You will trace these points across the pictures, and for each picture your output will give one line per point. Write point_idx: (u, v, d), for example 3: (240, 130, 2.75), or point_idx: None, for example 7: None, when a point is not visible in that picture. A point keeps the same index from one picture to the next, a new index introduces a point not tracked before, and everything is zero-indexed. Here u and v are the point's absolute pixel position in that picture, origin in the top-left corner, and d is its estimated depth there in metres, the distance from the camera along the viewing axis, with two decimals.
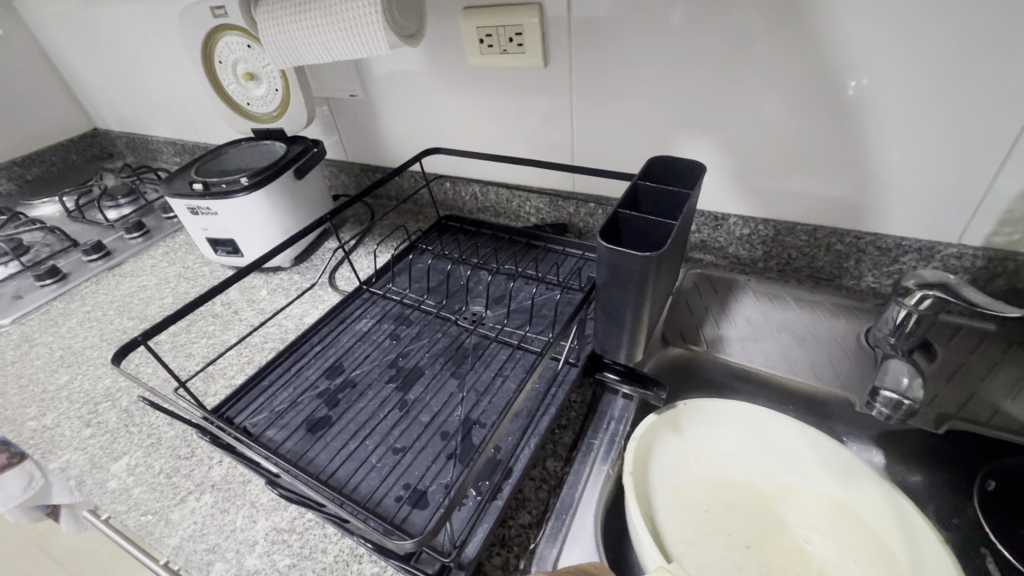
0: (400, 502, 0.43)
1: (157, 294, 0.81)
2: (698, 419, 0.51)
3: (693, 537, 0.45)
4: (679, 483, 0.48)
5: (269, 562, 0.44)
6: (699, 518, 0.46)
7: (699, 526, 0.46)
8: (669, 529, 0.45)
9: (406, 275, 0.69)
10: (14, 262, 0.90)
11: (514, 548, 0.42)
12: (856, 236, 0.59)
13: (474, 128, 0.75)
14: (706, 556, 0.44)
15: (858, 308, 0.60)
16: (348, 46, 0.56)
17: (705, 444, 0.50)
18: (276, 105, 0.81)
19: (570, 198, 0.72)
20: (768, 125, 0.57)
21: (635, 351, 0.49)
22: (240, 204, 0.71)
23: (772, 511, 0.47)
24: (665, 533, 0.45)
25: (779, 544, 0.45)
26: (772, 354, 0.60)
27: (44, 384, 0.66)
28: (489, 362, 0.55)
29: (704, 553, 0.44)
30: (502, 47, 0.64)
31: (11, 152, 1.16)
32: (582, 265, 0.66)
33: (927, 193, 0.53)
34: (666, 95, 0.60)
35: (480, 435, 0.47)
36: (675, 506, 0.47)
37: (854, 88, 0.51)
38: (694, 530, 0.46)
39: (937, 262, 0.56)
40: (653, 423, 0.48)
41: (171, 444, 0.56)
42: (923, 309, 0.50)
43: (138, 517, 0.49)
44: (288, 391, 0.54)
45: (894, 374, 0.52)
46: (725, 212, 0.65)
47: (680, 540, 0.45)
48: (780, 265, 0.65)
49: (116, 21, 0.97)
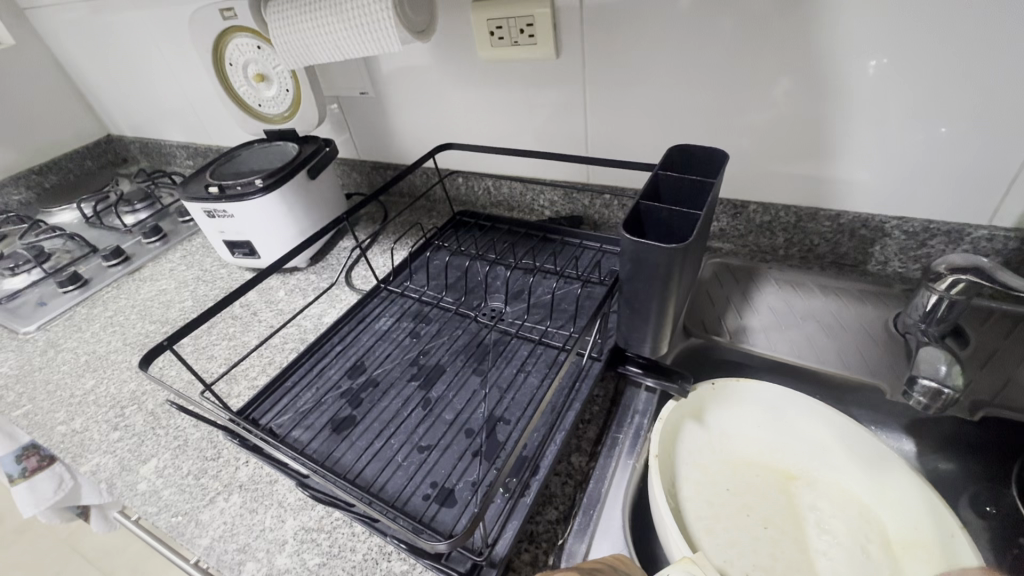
0: (428, 501, 0.43)
1: (177, 297, 0.82)
2: (722, 406, 0.51)
3: (720, 514, 0.45)
4: (703, 461, 0.48)
5: (299, 561, 0.45)
6: (723, 496, 0.46)
7: (724, 505, 0.45)
8: (691, 508, 0.45)
9: (423, 272, 0.68)
10: (36, 269, 0.91)
11: (543, 544, 0.42)
12: (881, 220, 0.58)
13: (487, 122, 0.74)
14: (729, 533, 0.44)
15: (887, 295, 0.59)
16: (360, 44, 0.56)
17: (729, 426, 0.50)
18: (288, 105, 0.81)
19: (585, 190, 0.71)
20: (788, 109, 0.56)
21: (660, 343, 0.49)
22: (256, 205, 0.72)
23: (795, 491, 0.46)
24: (688, 511, 0.45)
25: (811, 526, 0.44)
26: (798, 343, 0.59)
27: (72, 389, 0.68)
28: (510, 358, 0.55)
29: (727, 531, 0.44)
30: (513, 39, 0.63)
31: (28, 160, 1.18)
32: (601, 258, 0.65)
33: (957, 173, 0.52)
34: (682, 82, 0.59)
35: (504, 432, 0.47)
36: (700, 486, 0.46)
37: (874, 67, 0.50)
38: (721, 508, 0.45)
39: (966, 246, 0.55)
40: (675, 409, 0.48)
41: (197, 446, 0.57)
42: (955, 294, 0.50)
43: (169, 518, 0.50)
44: (311, 391, 0.54)
45: (930, 361, 0.51)
46: (744, 199, 0.64)
47: (706, 518, 0.44)
48: (802, 252, 0.64)
49: (126, 26, 0.97)
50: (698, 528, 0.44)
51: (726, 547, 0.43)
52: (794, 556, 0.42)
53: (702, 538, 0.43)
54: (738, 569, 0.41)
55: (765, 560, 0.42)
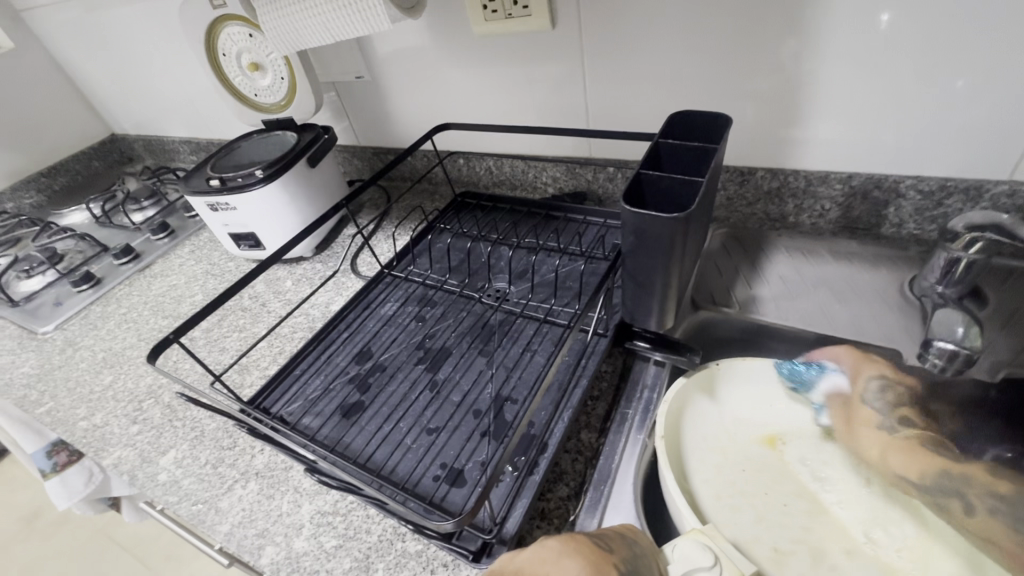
0: (437, 482, 0.43)
1: (187, 292, 0.83)
2: (734, 383, 0.49)
3: (744, 494, 0.44)
4: (721, 439, 0.47)
5: (317, 544, 0.46)
6: (745, 475, 0.45)
7: (746, 483, 0.44)
8: (712, 489, 0.44)
9: (426, 256, 0.68)
10: (51, 271, 0.92)
11: (554, 521, 0.42)
12: (896, 180, 0.55)
13: (484, 100, 0.73)
14: (754, 511, 0.42)
15: (901, 258, 0.58)
16: (349, 25, 0.55)
17: (745, 405, 0.49)
18: (284, 94, 0.80)
19: (587, 164, 0.69)
20: (793, 70, 0.53)
21: (666, 316, 0.48)
22: (257, 195, 0.71)
23: (829, 471, 0.44)
24: (708, 492, 0.44)
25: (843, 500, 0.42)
26: (809, 311, 0.58)
27: (91, 385, 0.69)
28: (516, 337, 0.54)
29: (751, 508, 0.43)
30: (507, 12, 0.62)
31: (37, 163, 1.19)
32: (605, 233, 0.65)
33: (979, 127, 0.49)
34: (683, 46, 0.57)
35: (512, 412, 0.47)
36: (721, 468, 0.45)
37: (886, 21, 0.47)
38: (745, 489, 0.44)
39: (985, 203, 0.52)
40: (683, 387, 0.47)
41: (214, 436, 0.58)
42: (974, 255, 0.49)
43: (190, 507, 0.51)
44: (320, 378, 0.55)
45: (946, 325, 0.51)
46: (751, 165, 0.62)
47: (728, 499, 0.43)
48: (812, 217, 0.62)
49: (121, 23, 0.97)
50: (719, 507, 0.43)
51: (751, 525, 0.42)
52: (825, 527, 0.41)
53: (725, 517, 0.42)
54: (765, 545, 0.40)
55: (793, 534, 0.41)
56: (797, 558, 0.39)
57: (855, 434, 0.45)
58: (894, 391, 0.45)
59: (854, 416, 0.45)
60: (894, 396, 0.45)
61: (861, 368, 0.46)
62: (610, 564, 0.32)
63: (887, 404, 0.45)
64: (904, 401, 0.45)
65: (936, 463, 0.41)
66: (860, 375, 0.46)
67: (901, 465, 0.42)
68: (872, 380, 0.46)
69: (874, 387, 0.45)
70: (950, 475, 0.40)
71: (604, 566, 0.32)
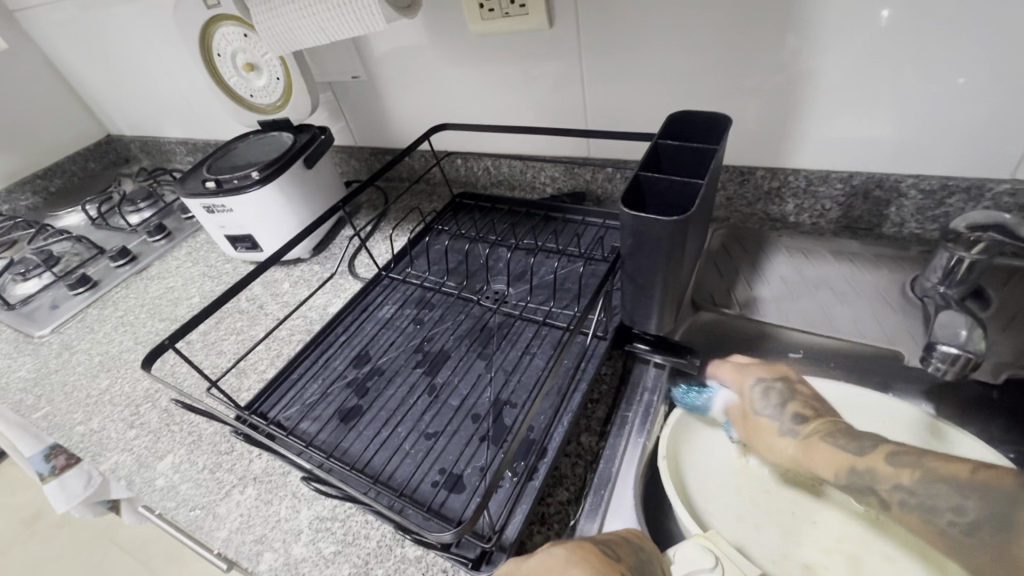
0: (436, 488, 0.43)
1: (185, 295, 0.82)
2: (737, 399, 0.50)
3: (765, 510, 0.43)
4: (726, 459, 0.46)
5: (315, 550, 0.45)
6: (764, 490, 0.44)
7: (766, 498, 0.43)
8: (732, 509, 0.43)
9: (424, 257, 0.68)
10: (47, 273, 0.92)
11: (554, 526, 0.42)
12: (897, 179, 0.55)
13: (482, 100, 0.72)
14: (779, 526, 0.42)
15: (901, 258, 0.58)
16: (344, 25, 0.54)
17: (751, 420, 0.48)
18: (280, 94, 0.79)
19: (586, 164, 0.69)
20: (795, 69, 0.53)
21: (666, 318, 0.48)
22: (254, 197, 0.71)
23: None
24: (726, 514, 0.43)
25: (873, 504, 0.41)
26: (810, 312, 0.57)
27: (88, 389, 0.69)
28: (515, 340, 0.54)
29: (775, 524, 0.42)
30: (504, 11, 0.61)
31: (33, 165, 1.18)
32: (604, 234, 0.64)
33: (982, 126, 0.49)
34: (682, 45, 0.56)
35: (511, 416, 0.47)
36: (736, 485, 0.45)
37: (886, 19, 0.47)
38: (765, 505, 0.43)
39: (987, 202, 0.52)
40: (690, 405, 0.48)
41: (211, 441, 0.57)
42: (976, 254, 0.48)
43: (187, 513, 0.51)
44: (318, 382, 0.54)
45: (951, 327, 0.48)
46: (751, 165, 0.62)
47: (750, 518, 0.43)
48: (813, 217, 0.62)
49: (116, 24, 0.96)
50: (742, 528, 0.42)
51: (777, 542, 0.41)
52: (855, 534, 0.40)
53: (750, 538, 0.42)
54: (797, 561, 0.40)
55: (825, 545, 0.40)
56: (833, 572, 0.39)
57: (765, 445, 0.45)
58: (777, 391, 0.46)
59: (754, 427, 0.45)
60: (778, 396, 0.46)
61: (739, 376, 0.48)
62: (619, 570, 0.32)
63: (774, 405, 0.45)
64: (790, 397, 0.45)
65: (837, 458, 0.40)
66: (745, 383, 0.47)
67: (812, 466, 0.41)
68: (753, 386, 0.47)
69: (758, 396, 0.46)
70: (856, 473, 0.39)
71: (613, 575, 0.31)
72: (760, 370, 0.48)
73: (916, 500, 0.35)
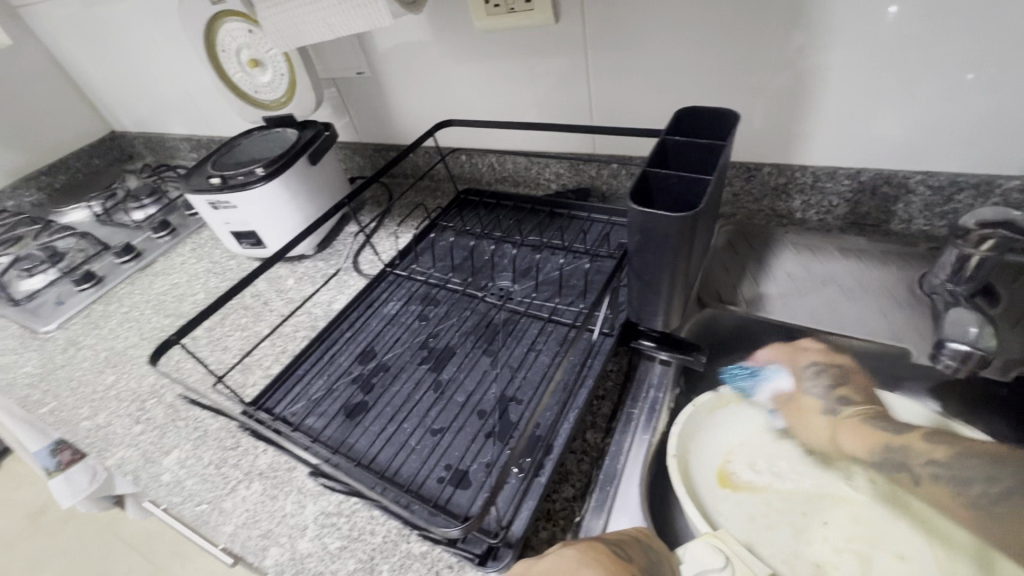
0: (442, 484, 0.43)
1: (189, 291, 0.82)
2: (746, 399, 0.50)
3: (774, 510, 0.42)
4: (734, 459, 0.46)
5: (321, 545, 0.45)
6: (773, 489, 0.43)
7: (776, 497, 0.43)
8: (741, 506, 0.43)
9: (429, 254, 0.68)
10: (52, 270, 0.92)
11: (560, 522, 0.42)
12: (905, 176, 0.54)
13: (487, 96, 0.72)
14: (790, 525, 0.41)
15: (909, 254, 0.57)
16: (349, 20, 0.54)
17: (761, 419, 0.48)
18: (284, 90, 0.79)
19: (592, 161, 0.68)
20: (802, 64, 0.52)
21: (672, 315, 0.47)
22: (259, 194, 0.71)
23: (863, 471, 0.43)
24: (734, 512, 0.42)
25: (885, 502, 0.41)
26: (817, 309, 0.57)
27: (94, 385, 0.69)
28: (520, 337, 0.54)
29: (786, 524, 0.41)
30: (509, 6, 0.61)
31: (38, 161, 1.19)
32: (609, 230, 0.64)
33: (991, 122, 0.48)
34: (688, 40, 0.56)
35: (517, 412, 0.47)
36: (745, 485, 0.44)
37: (895, 14, 0.46)
38: (774, 504, 0.42)
39: (997, 199, 0.51)
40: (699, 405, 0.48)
41: (217, 436, 0.57)
42: (986, 251, 0.47)
43: (193, 508, 0.51)
44: (323, 378, 0.54)
45: (959, 324, 0.49)
46: (758, 161, 0.61)
47: (759, 517, 0.42)
48: (820, 214, 0.62)
49: (120, 20, 0.96)
50: (751, 527, 0.41)
51: (787, 541, 0.40)
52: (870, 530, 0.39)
53: (759, 537, 0.41)
54: (807, 560, 0.39)
55: (836, 544, 0.39)
56: (844, 571, 0.38)
57: (808, 423, 0.47)
58: (827, 374, 0.51)
59: (803, 403, 0.48)
60: (829, 380, 0.50)
61: (796, 359, 0.52)
62: (630, 570, 0.32)
63: (822, 382, 0.50)
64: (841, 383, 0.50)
65: (871, 429, 0.46)
66: (799, 365, 0.52)
67: (848, 434, 0.45)
68: (807, 368, 0.51)
69: (812, 377, 0.50)
70: (891, 448, 0.44)
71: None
72: (817, 356, 0.53)
73: (945, 472, 0.42)
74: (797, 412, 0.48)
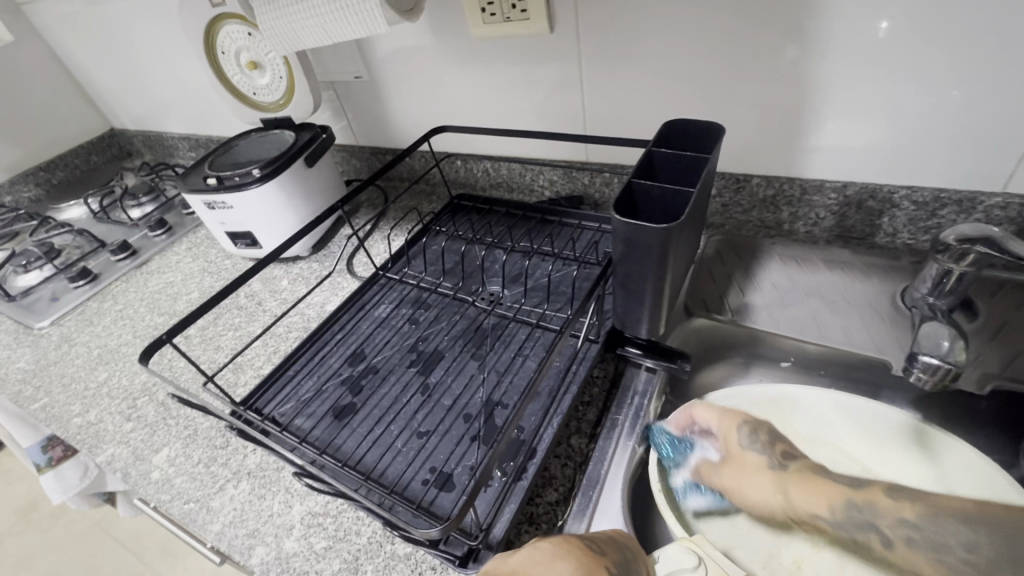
0: (426, 486, 0.43)
1: (184, 289, 0.83)
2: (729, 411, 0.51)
3: None
4: None
5: (306, 545, 0.46)
6: None
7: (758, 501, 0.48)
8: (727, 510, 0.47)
9: (421, 258, 0.68)
10: (48, 266, 0.92)
11: (543, 526, 0.43)
12: (890, 190, 0.56)
13: (483, 103, 0.73)
14: None
15: (895, 268, 0.58)
16: (347, 26, 0.55)
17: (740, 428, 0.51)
18: (283, 93, 0.80)
19: (585, 169, 0.69)
20: (791, 78, 0.53)
21: (658, 325, 0.48)
22: (255, 195, 0.72)
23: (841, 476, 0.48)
24: None
25: None
26: (802, 320, 0.58)
27: (86, 382, 0.69)
28: (508, 342, 0.55)
29: None
30: (506, 15, 0.62)
31: (38, 156, 1.19)
32: (599, 238, 0.65)
33: (975, 138, 0.49)
34: (679, 54, 0.57)
35: (502, 416, 0.47)
36: None
37: (885, 30, 0.47)
38: None
39: (979, 215, 0.53)
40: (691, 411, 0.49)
41: (207, 435, 0.58)
42: (965, 266, 0.47)
43: (181, 506, 0.52)
44: (313, 380, 0.55)
45: (933, 338, 0.48)
46: (747, 172, 0.62)
47: None
48: (807, 225, 0.63)
49: (123, 20, 0.97)
50: None
51: None
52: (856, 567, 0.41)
53: None
54: None
55: None
56: None
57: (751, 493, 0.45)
58: (760, 435, 0.49)
59: (743, 469, 0.46)
60: (763, 442, 0.48)
61: (732, 416, 0.49)
62: (602, 566, 0.33)
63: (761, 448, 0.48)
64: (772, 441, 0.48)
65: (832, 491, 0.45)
66: (735, 426, 0.49)
67: (803, 502, 0.44)
68: (743, 428, 0.49)
69: (746, 438, 0.48)
70: (856, 506, 0.44)
71: (596, 569, 0.32)
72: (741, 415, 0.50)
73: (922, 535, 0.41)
74: (743, 482, 0.45)
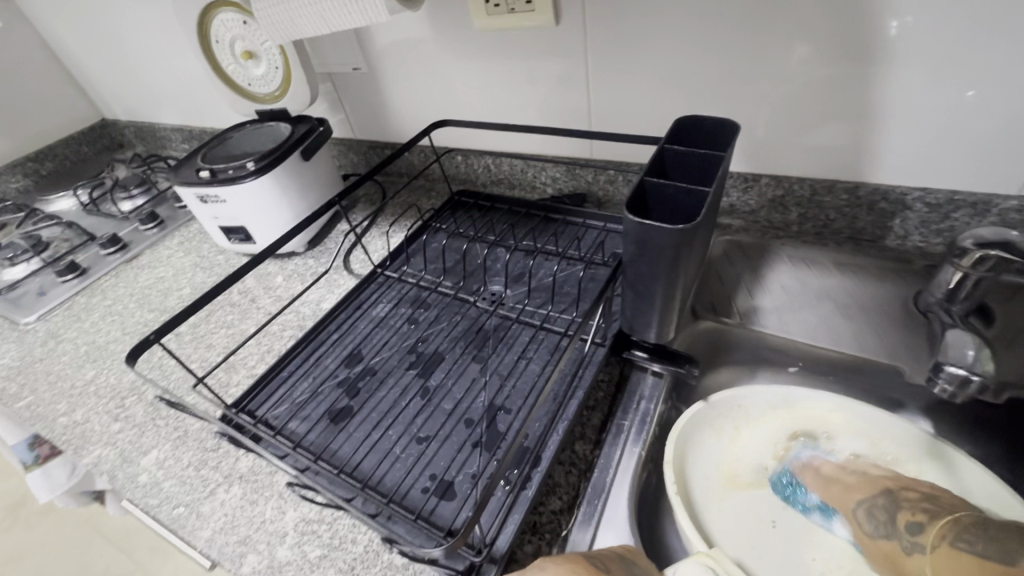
0: (426, 494, 0.42)
1: (175, 285, 0.81)
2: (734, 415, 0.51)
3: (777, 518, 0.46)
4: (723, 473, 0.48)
5: (300, 554, 0.44)
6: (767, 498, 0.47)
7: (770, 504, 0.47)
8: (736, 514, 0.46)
9: (421, 256, 0.66)
10: (35, 259, 0.90)
11: (547, 536, 0.41)
12: (902, 192, 0.54)
13: (485, 97, 0.71)
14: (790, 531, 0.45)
15: (907, 273, 0.55)
16: (345, 15, 0.52)
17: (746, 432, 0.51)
18: (278, 84, 0.77)
19: (588, 166, 0.68)
20: (804, 76, 0.52)
21: (666, 329, 0.47)
22: (249, 189, 0.70)
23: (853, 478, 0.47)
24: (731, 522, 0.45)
25: None
26: (811, 324, 0.58)
27: (72, 380, 0.67)
28: (511, 344, 0.53)
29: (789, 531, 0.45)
30: (510, 6, 0.60)
31: (27, 146, 1.16)
32: (604, 238, 0.63)
33: (992, 139, 0.48)
34: (688, 49, 0.55)
35: (505, 422, 0.46)
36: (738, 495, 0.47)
37: (896, 28, 0.46)
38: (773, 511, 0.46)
39: (994, 218, 0.51)
40: (698, 412, 0.49)
41: (197, 437, 0.56)
42: (981, 272, 0.46)
43: (170, 511, 0.50)
44: (308, 382, 0.53)
45: (956, 348, 0.49)
46: (755, 171, 0.61)
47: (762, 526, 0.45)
48: (816, 227, 0.61)
49: (115, 7, 0.94)
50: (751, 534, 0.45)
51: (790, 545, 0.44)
52: None
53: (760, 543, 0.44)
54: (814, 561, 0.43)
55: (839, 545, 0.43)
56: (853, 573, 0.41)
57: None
58: (877, 508, 0.41)
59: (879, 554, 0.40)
60: (884, 514, 0.41)
61: (839, 494, 0.44)
62: None
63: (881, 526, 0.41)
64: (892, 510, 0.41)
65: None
66: (848, 504, 0.43)
67: None
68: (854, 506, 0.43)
69: (865, 517, 0.42)
70: None
71: None
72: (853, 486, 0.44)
73: None
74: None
